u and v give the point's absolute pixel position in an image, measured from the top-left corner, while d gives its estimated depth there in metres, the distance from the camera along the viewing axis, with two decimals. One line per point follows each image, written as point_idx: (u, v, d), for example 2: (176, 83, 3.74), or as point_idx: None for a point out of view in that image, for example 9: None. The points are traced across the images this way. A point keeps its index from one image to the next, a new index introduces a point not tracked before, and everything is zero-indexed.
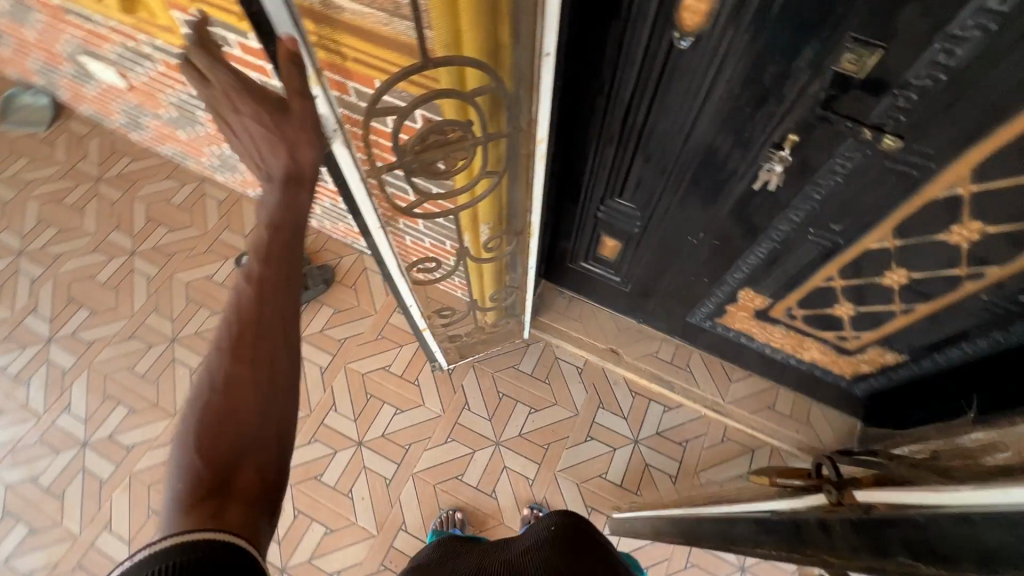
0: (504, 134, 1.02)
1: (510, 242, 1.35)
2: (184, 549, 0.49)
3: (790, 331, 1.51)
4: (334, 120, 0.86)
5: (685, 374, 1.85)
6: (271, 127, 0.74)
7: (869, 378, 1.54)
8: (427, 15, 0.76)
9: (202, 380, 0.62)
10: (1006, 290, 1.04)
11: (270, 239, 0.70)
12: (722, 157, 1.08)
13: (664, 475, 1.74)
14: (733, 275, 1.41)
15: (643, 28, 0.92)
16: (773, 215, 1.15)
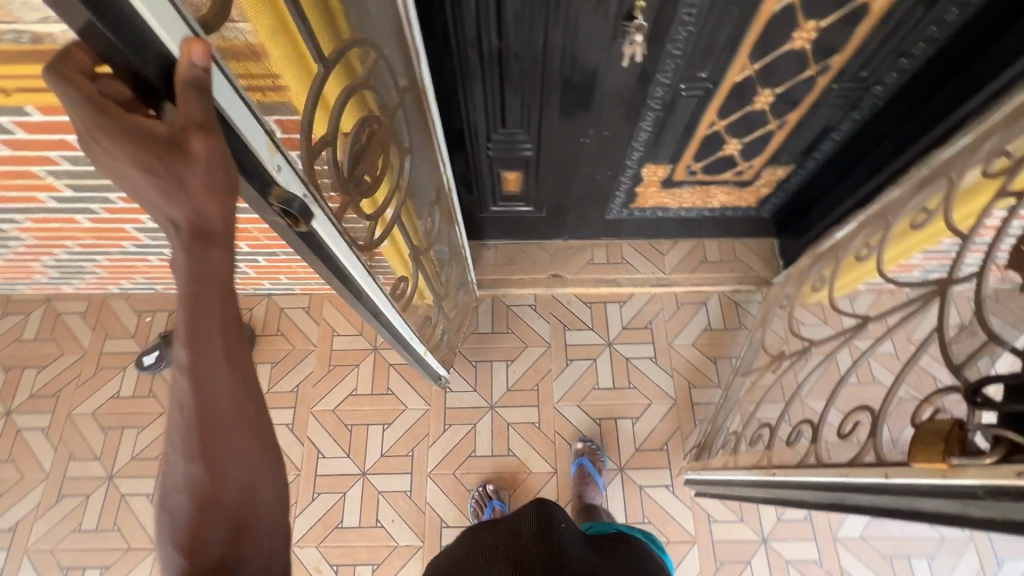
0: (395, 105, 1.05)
1: (436, 216, 1.38)
2: None
3: (695, 187, 1.62)
4: (300, 184, 0.74)
5: (624, 267, 1.95)
6: (163, 178, 0.49)
7: (771, 199, 1.72)
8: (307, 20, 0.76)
9: (166, 474, 0.49)
10: (850, 73, 1.18)
11: (199, 314, 0.49)
12: (583, 48, 1.09)
13: (645, 360, 1.85)
14: (633, 157, 1.47)
15: None
16: (647, 85, 1.19)
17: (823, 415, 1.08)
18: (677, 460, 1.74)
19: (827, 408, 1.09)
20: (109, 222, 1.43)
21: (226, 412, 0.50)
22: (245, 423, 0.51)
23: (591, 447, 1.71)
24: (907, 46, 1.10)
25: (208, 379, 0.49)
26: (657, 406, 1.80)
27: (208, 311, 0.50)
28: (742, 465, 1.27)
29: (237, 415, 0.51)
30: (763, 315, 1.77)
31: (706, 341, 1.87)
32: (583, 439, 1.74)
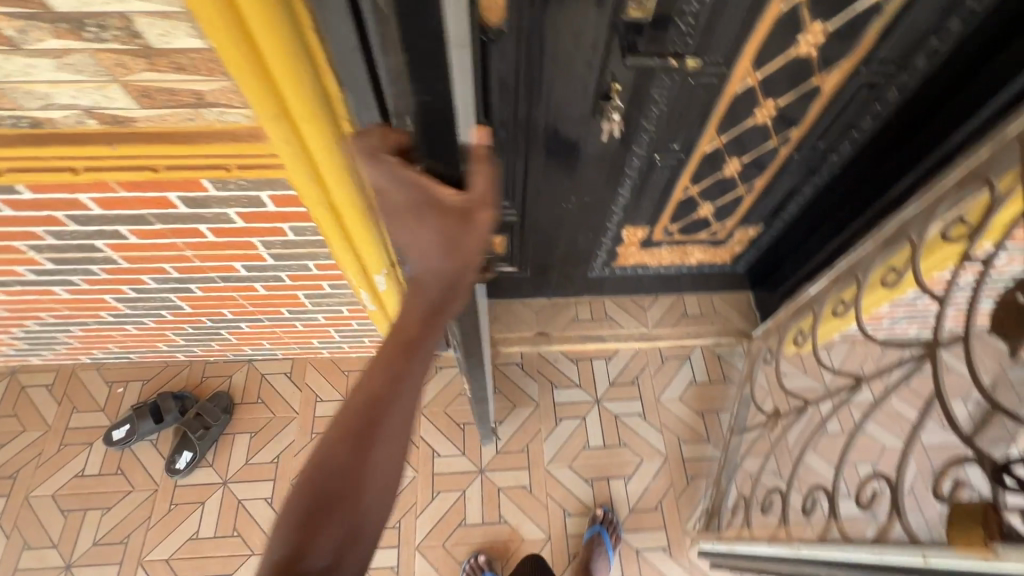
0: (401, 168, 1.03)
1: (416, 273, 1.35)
2: None
3: (673, 246, 1.69)
4: None
5: (608, 323, 1.98)
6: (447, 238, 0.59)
7: (745, 254, 1.80)
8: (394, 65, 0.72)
9: (325, 458, 0.55)
10: (808, 143, 1.28)
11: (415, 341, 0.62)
12: (564, 125, 1.17)
13: (634, 417, 1.85)
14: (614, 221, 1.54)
15: None
16: (624, 155, 1.27)
17: (836, 485, 1.13)
18: (672, 519, 1.71)
19: (839, 473, 1.18)
20: (88, 293, 1.41)
21: (394, 449, 0.57)
22: (399, 466, 0.58)
23: (608, 516, 1.67)
24: (856, 120, 1.21)
25: (399, 412, 0.58)
26: (649, 463, 1.78)
27: (422, 359, 0.62)
28: (759, 537, 1.33)
29: (397, 456, 0.58)
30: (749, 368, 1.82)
31: (693, 395, 1.89)
32: (605, 507, 1.71)
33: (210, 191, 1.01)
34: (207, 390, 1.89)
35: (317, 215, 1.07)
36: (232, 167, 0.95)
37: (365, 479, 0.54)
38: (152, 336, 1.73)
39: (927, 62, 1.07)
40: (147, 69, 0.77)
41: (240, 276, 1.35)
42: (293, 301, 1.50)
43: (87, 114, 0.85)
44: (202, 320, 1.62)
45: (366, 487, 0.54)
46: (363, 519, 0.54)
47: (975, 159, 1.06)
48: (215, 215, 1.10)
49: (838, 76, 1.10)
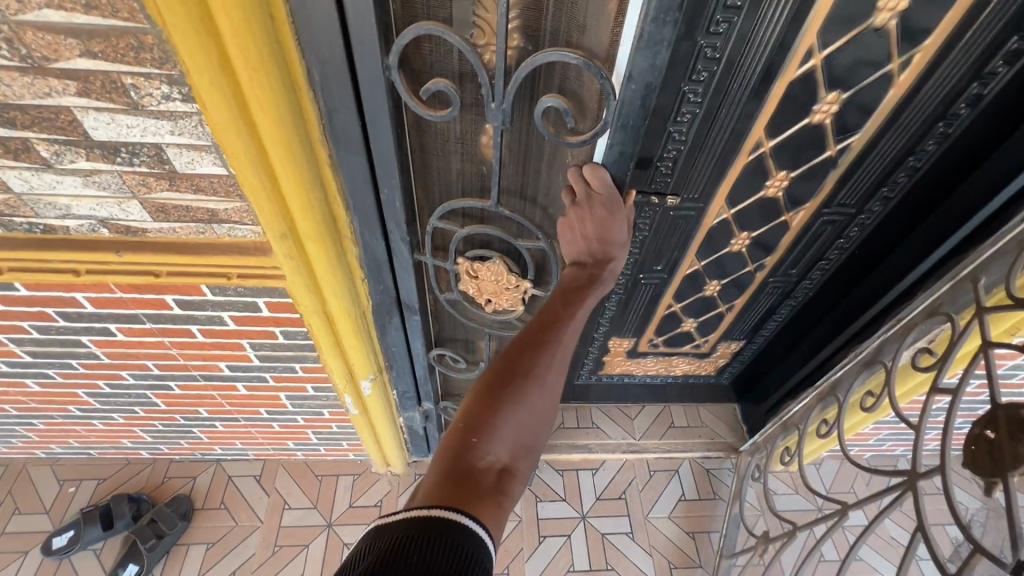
0: (395, 284, 1.05)
1: (405, 371, 1.35)
2: (431, 519, 0.54)
3: (658, 357, 1.72)
4: (544, 258, 1.03)
5: (594, 431, 1.95)
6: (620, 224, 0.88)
7: (728, 367, 1.82)
8: (462, 149, 0.86)
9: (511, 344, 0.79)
10: (782, 270, 1.37)
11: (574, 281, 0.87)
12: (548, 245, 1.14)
13: (622, 536, 1.76)
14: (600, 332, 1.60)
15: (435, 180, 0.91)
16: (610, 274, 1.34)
17: None
18: None
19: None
20: (60, 387, 1.37)
21: (558, 360, 0.78)
22: (555, 389, 0.78)
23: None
24: (823, 252, 1.31)
25: (565, 346, 0.80)
26: None
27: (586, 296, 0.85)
28: None
29: (557, 378, 0.78)
30: (738, 485, 1.77)
31: (682, 512, 1.82)
32: None
33: (207, 295, 1.03)
34: (166, 492, 1.77)
35: (312, 323, 1.09)
36: (231, 274, 0.98)
37: (541, 387, 0.75)
38: (118, 432, 1.65)
39: (881, 206, 1.18)
40: (168, 189, 0.82)
41: (223, 375, 1.33)
42: (274, 402, 1.46)
43: (101, 223, 0.89)
44: (175, 417, 1.56)
45: (539, 392, 0.74)
46: (531, 418, 0.73)
47: (936, 294, 1.13)
48: (208, 317, 1.11)
49: (803, 215, 1.20)
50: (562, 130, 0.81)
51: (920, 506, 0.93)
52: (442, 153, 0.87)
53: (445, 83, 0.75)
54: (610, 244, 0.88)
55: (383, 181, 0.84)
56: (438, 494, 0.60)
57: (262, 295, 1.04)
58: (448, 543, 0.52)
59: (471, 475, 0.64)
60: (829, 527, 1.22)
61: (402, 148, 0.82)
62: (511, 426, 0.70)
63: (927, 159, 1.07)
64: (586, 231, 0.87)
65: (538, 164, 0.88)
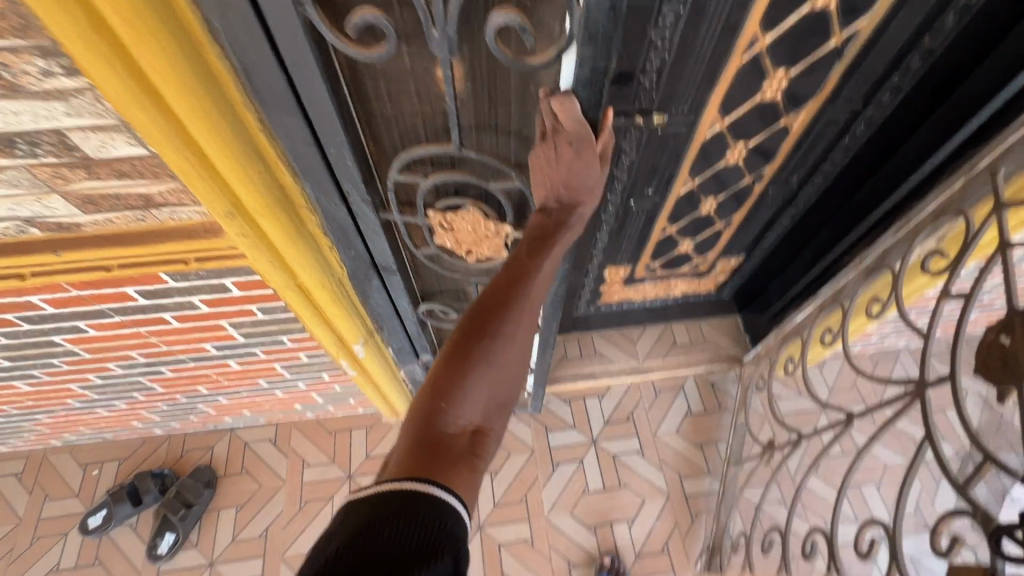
0: (367, 247, 0.97)
1: (398, 330, 1.30)
2: (404, 492, 0.50)
3: (657, 281, 1.67)
4: (523, 200, 0.92)
5: (598, 359, 1.95)
6: (591, 170, 0.76)
7: (729, 282, 1.78)
8: (417, 91, 0.74)
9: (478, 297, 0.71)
10: (782, 179, 1.28)
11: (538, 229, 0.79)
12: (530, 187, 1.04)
13: (632, 455, 1.82)
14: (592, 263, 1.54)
15: (388, 131, 0.80)
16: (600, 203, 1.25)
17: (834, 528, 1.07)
18: (680, 562, 1.64)
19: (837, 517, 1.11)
20: (51, 384, 1.34)
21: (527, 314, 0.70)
22: (527, 345, 0.71)
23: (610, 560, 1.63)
24: (827, 155, 1.21)
25: (535, 295, 0.73)
26: (652, 503, 1.73)
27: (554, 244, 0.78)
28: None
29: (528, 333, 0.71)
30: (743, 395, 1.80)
31: (690, 426, 1.86)
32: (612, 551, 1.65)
33: (169, 282, 0.97)
34: (188, 465, 1.81)
35: (287, 296, 1.02)
36: (191, 259, 0.90)
37: (512, 342, 0.67)
38: (126, 416, 1.66)
39: (891, 97, 1.06)
40: (88, 178, 0.73)
41: (212, 355, 1.29)
42: (271, 373, 1.44)
43: (29, 223, 0.80)
44: (177, 397, 1.55)
45: (510, 347, 0.67)
46: (505, 374, 0.66)
47: (949, 189, 1.05)
48: (178, 303, 1.04)
49: (805, 116, 1.09)
50: (526, 50, 0.69)
51: (928, 412, 0.91)
52: (391, 99, 0.75)
53: (375, 13, 0.62)
54: (579, 190, 0.77)
55: (324, 140, 0.74)
56: (408, 468, 0.53)
57: (229, 276, 0.97)
58: (424, 520, 0.48)
59: (445, 443, 0.57)
60: (834, 436, 1.23)
61: (338, 98, 0.70)
62: (486, 385, 0.63)
63: (946, 36, 0.94)
64: (548, 174, 0.77)
65: (500, 102, 0.76)
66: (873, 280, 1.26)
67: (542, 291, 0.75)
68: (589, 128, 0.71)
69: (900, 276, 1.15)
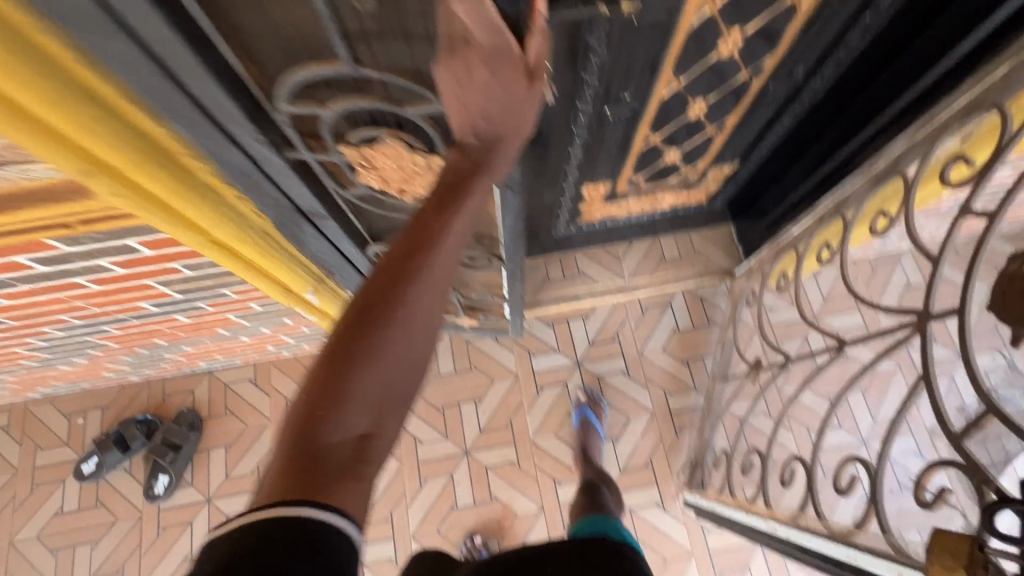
0: (285, 187, 0.81)
1: (351, 274, 1.18)
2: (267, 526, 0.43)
3: (642, 195, 1.51)
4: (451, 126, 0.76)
5: (582, 279, 1.85)
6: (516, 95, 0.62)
7: (721, 192, 1.62)
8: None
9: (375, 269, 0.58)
10: (785, 72, 1.07)
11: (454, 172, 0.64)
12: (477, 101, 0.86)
13: (617, 375, 1.79)
14: (567, 181, 1.37)
15: (268, 48, 0.61)
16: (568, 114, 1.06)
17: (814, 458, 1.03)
18: (664, 474, 1.67)
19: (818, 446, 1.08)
20: None
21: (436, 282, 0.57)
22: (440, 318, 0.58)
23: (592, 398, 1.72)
24: (841, 38, 0.99)
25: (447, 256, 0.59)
26: (636, 421, 1.74)
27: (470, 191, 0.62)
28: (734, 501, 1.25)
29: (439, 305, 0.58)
30: (732, 310, 1.72)
31: (676, 343, 1.82)
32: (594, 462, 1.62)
33: (61, 248, 0.83)
34: (171, 409, 1.80)
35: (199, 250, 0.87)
36: (73, 223, 0.76)
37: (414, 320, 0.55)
38: (93, 368, 1.60)
39: None
40: None
41: (153, 312, 1.19)
42: (227, 322, 1.35)
43: None
44: (137, 350, 1.48)
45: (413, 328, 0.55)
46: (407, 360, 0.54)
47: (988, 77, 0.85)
48: (85, 268, 0.92)
49: None
50: None
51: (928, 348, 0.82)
52: (256, 7, 0.55)
53: None
54: (505, 120, 0.65)
55: (180, 66, 0.55)
56: (274, 493, 0.46)
57: (130, 236, 0.83)
58: (299, 556, 0.42)
59: (322, 459, 0.48)
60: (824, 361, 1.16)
61: (173, 11, 0.51)
62: (377, 380, 0.52)
63: None
64: (465, 103, 0.63)
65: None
66: (882, 188, 1.10)
67: (459, 250, 0.61)
68: (507, 39, 0.57)
69: (913, 185, 0.99)
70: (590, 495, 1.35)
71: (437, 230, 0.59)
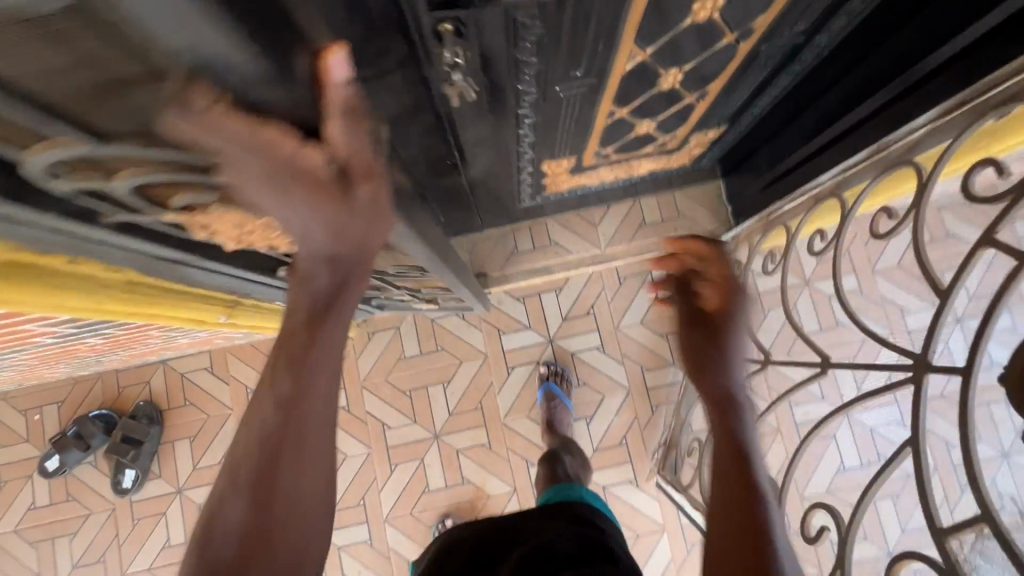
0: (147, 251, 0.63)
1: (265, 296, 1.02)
2: None
3: (613, 165, 1.31)
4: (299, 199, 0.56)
5: (553, 250, 1.69)
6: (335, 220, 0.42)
7: (708, 153, 1.41)
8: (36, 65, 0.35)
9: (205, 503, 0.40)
10: (782, 31, 0.83)
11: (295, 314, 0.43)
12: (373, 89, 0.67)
13: (592, 351, 1.69)
14: (523, 159, 1.18)
15: None
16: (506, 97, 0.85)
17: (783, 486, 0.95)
18: (638, 453, 1.64)
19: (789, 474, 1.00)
20: None
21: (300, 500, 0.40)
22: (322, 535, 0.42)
23: (556, 369, 1.65)
24: None
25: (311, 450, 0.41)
26: (611, 399, 1.67)
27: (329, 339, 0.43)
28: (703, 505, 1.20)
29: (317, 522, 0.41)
30: None
31: (655, 315, 1.70)
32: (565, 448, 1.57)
33: None
34: (129, 401, 1.73)
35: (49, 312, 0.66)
36: None
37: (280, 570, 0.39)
38: (31, 373, 1.50)
39: None
40: None
41: (55, 341, 1.06)
42: (151, 335, 1.22)
43: None
44: (68, 359, 1.37)
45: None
46: None
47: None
48: None
49: None
50: None
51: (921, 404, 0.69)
52: None
53: None
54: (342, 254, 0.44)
55: None
56: None
57: None
58: None
59: None
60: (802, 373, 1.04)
61: None
62: None
63: None
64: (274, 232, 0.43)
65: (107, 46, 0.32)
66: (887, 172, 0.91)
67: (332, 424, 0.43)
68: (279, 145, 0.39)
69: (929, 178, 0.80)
70: (549, 464, 1.19)
71: (291, 422, 0.40)
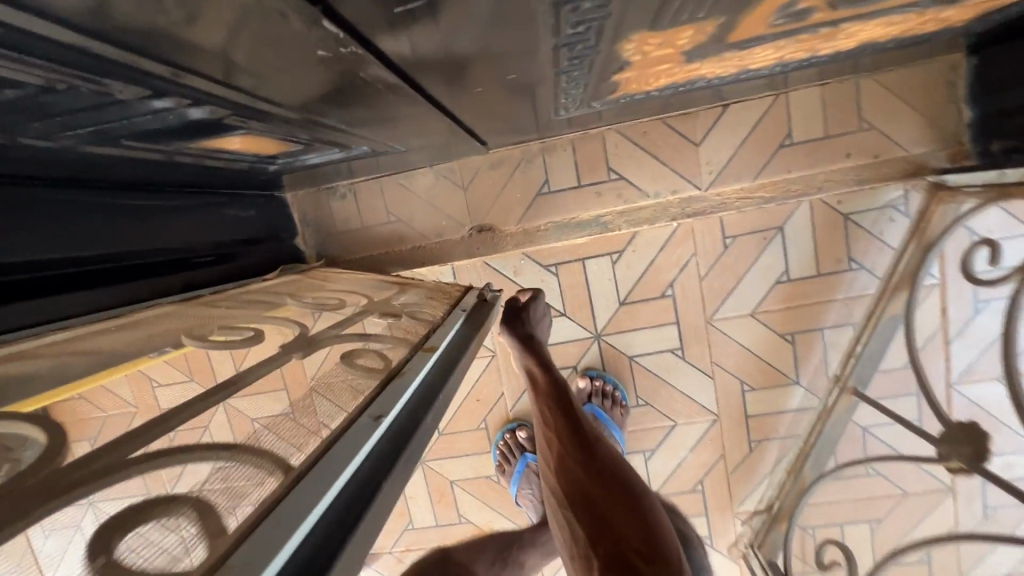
0: None
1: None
2: None
3: (796, 40, 0.53)
4: None
5: (612, 188, 0.97)
6: None
7: (1015, 2, 0.59)
8: None
9: None
10: None
11: None
12: None
13: (665, 356, 1.05)
14: (575, 28, 0.43)
15: None
16: None
17: None
18: (718, 504, 1.08)
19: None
20: None
21: None
22: None
23: (606, 387, 1.03)
24: None
25: None
26: (686, 428, 1.07)
27: None
28: None
29: None
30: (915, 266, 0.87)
31: (777, 304, 1.00)
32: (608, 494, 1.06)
33: None
34: None
35: None
36: None
37: None
38: None
39: None
40: None
41: None
42: None
43: None
44: None
45: None
46: None
47: None
48: None
49: None
50: None
51: None
52: None
53: None
54: None
55: None
56: None
57: None
58: None
59: None
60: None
61: None
62: None
63: None
64: None
65: None
66: None
67: None
68: None
69: None
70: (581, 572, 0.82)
71: None
